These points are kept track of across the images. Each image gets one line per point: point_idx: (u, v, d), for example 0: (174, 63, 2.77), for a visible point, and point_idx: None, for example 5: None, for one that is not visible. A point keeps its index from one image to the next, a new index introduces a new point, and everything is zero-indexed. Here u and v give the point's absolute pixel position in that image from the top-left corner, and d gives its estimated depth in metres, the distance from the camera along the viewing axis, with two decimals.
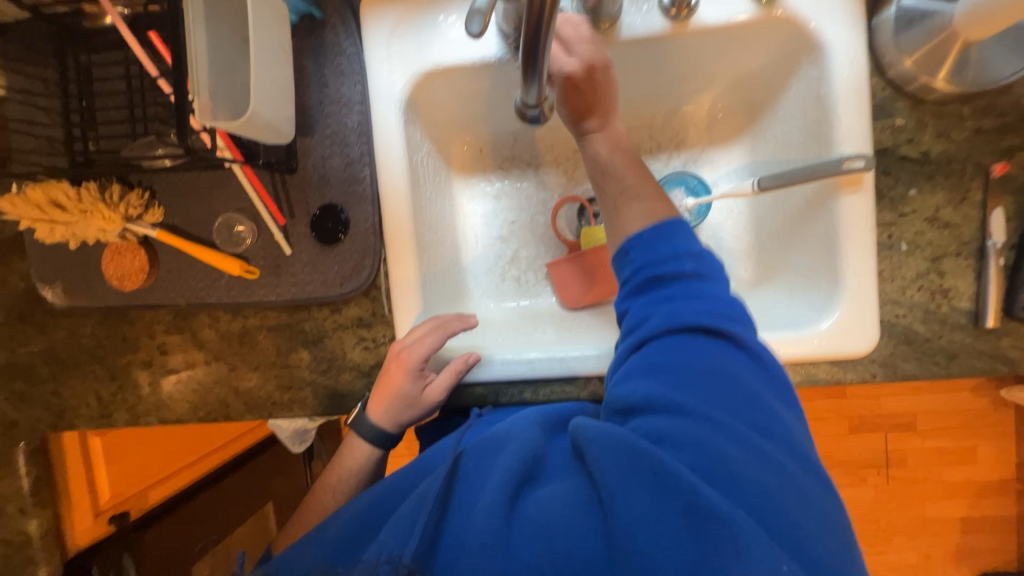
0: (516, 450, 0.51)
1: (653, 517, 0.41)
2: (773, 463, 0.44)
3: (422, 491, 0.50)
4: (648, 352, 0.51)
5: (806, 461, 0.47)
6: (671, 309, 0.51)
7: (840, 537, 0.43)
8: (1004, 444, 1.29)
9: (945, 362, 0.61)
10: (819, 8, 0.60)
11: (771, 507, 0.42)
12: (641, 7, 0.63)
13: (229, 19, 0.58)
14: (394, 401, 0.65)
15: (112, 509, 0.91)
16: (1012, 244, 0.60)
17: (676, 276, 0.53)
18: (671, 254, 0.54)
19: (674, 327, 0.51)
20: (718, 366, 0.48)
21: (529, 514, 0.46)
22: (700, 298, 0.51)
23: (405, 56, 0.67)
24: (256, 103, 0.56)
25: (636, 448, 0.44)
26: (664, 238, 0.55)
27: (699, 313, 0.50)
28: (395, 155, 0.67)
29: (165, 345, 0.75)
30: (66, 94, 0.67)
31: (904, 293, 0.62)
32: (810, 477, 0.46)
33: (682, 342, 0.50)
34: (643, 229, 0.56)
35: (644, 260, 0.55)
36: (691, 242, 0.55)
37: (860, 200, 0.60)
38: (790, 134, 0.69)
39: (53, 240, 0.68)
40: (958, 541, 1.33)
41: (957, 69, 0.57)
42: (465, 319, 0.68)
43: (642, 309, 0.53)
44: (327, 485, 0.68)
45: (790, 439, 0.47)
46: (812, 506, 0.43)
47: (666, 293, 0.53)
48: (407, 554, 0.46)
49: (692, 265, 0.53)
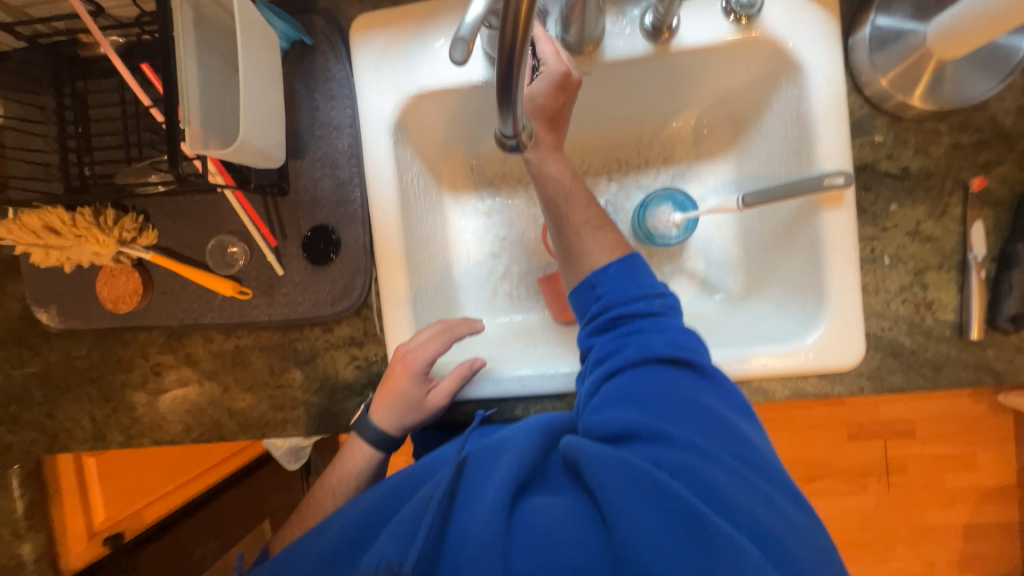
0: (517, 455, 0.52)
1: (659, 536, 0.41)
2: (753, 485, 0.46)
3: (424, 495, 0.50)
4: (623, 382, 0.53)
5: (782, 483, 0.49)
6: (643, 339, 0.54)
7: (827, 558, 0.44)
8: (1003, 450, 1.29)
9: (931, 374, 0.62)
10: (796, 28, 0.62)
11: (753, 521, 0.43)
12: (623, 29, 0.65)
13: (219, 49, 0.59)
14: (398, 405, 0.65)
15: (107, 530, 0.94)
16: (993, 257, 0.61)
17: (643, 312, 0.56)
18: (635, 290, 0.57)
19: (646, 357, 0.53)
20: (690, 393, 0.51)
21: (531, 526, 0.46)
22: (667, 330, 0.55)
23: (393, 79, 0.68)
24: (245, 131, 0.57)
25: (634, 467, 0.45)
26: (629, 275, 0.58)
27: (670, 344, 0.53)
28: (385, 176, 0.68)
29: (159, 366, 0.75)
30: (61, 120, 0.68)
31: (889, 306, 0.62)
32: (789, 500, 0.48)
33: (651, 371, 0.52)
34: (608, 265, 0.59)
35: (611, 296, 0.58)
36: (653, 280, 0.59)
37: (841, 216, 0.61)
38: (773, 149, 0.70)
39: (48, 264, 0.69)
40: (962, 549, 1.32)
41: (933, 86, 0.58)
42: (472, 323, 0.70)
43: (612, 342, 0.56)
44: (326, 487, 0.67)
45: (764, 463, 0.49)
46: (790, 520, 0.45)
47: (634, 326, 0.56)
48: (408, 563, 0.45)
49: (658, 303, 0.57)
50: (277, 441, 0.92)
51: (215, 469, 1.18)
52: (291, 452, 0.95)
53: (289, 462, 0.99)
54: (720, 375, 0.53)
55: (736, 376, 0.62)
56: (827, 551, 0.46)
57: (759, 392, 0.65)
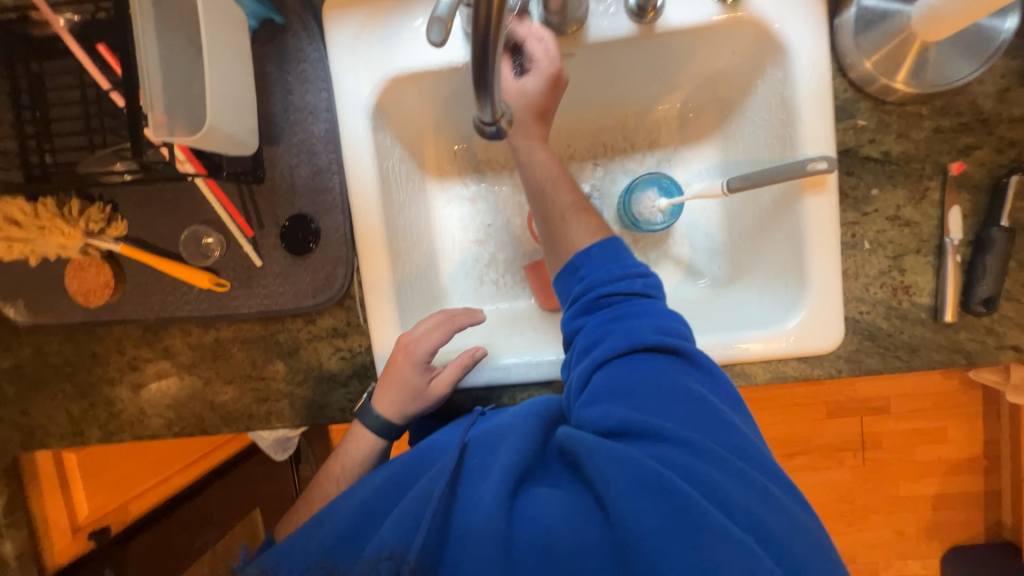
0: (518, 441, 0.53)
1: (663, 531, 0.42)
2: (746, 476, 0.47)
3: (423, 490, 0.50)
4: (615, 372, 0.53)
5: (770, 471, 0.50)
6: (631, 327, 0.54)
7: (817, 543, 0.45)
8: (972, 424, 1.34)
9: (907, 356, 0.63)
10: (783, 9, 0.60)
11: (739, 504, 0.44)
12: (608, 9, 0.63)
13: (182, 28, 0.56)
14: (399, 392, 0.65)
15: (92, 525, 0.92)
16: (969, 241, 0.62)
17: (625, 295, 0.58)
18: (620, 274, 0.58)
19: (635, 344, 0.53)
20: (679, 379, 0.51)
21: (530, 518, 0.47)
22: (653, 316, 0.55)
23: (370, 61, 0.65)
24: (214, 116, 0.54)
25: (635, 460, 0.46)
26: (612, 256, 0.60)
27: (656, 329, 0.54)
28: (364, 162, 0.66)
29: (136, 360, 0.73)
30: (17, 104, 0.64)
31: (868, 290, 0.63)
32: (777, 487, 0.49)
33: (639, 359, 0.53)
34: (591, 246, 0.61)
35: (595, 278, 0.59)
36: (635, 262, 0.60)
37: (824, 201, 0.61)
38: (757, 134, 0.70)
39: (11, 257, 0.66)
40: (931, 517, 1.39)
41: (915, 71, 0.58)
42: (473, 313, 0.70)
43: (597, 329, 0.56)
44: (330, 474, 0.67)
45: (754, 451, 0.50)
46: (777, 505, 0.46)
47: (619, 311, 0.56)
48: (411, 552, 0.46)
49: (641, 284, 0.58)
50: (264, 433, 0.91)
51: (202, 460, 1.17)
52: (278, 444, 0.95)
53: (277, 453, 1.00)
54: (709, 363, 0.54)
55: (719, 360, 0.63)
56: (818, 538, 0.46)
57: (741, 376, 0.66)
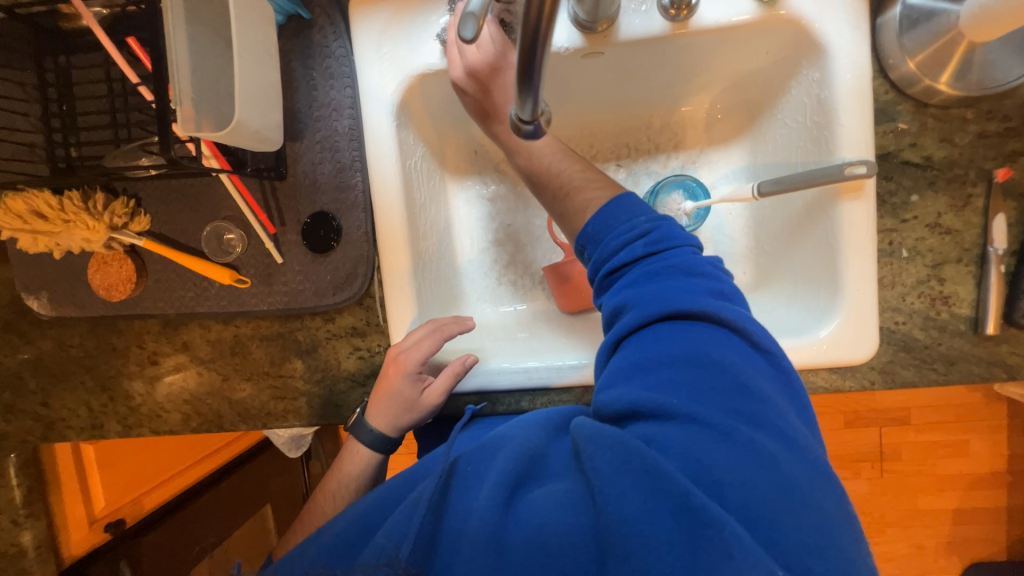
0: (514, 451, 0.51)
1: (642, 516, 0.41)
2: (756, 452, 0.42)
3: (417, 494, 0.49)
4: (628, 349, 0.49)
5: (800, 451, 0.44)
6: (643, 298, 0.49)
7: (836, 529, 0.41)
8: (997, 437, 1.30)
9: (944, 369, 0.61)
10: (822, 8, 0.58)
11: (755, 504, 0.40)
12: (640, 6, 0.61)
13: (212, 23, 0.56)
14: (392, 405, 0.64)
15: (108, 516, 0.94)
16: (1013, 251, 0.59)
17: (633, 261, 0.52)
18: (624, 242, 0.53)
19: (645, 315, 0.48)
20: (700, 350, 0.46)
21: (527, 519, 0.45)
22: (665, 279, 0.49)
23: (396, 58, 0.65)
24: (242, 112, 0.54)
25: (624, 445, 0.44)
26: (614, 223, 0.54)
27: (667, 298, 0.48)
28: (388, 160, 0.65)
29: (155, 354, 0.73)
30: (45, 98, 0.65)
31: (905, 300, 0.61)
32: (801, 466, 0.43)
33: (654, 333, 0.48)
34: (590, 220, 0.56)
35: (600, 254, 0.54)
36: (646, 220, 0.53)
37: (861, 206, 0.59)
38: (790, 137, 0.68)
39: (36, 250, 0.66)
40: (951, 533, 1.35)
41: (961, 72, 0.55)
42: (463, 321, 0.67)
43: (610, 303, 0.52)
44: (326, 492, 0.67)
45: (781, 423, 0.44)
46: (803, 499, 0.41)
47: (629, 279, 0.51)
48: (403, 554, 0.46)
49: (644, 246, 0.52)
50: (278, 430, 0.91)
51: (219, 453, 1.17)
52: (292, 441, 0.95)
53: (291, 450, 1.00)
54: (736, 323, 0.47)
55: None
56: (841, 525, 0.42)
57: None
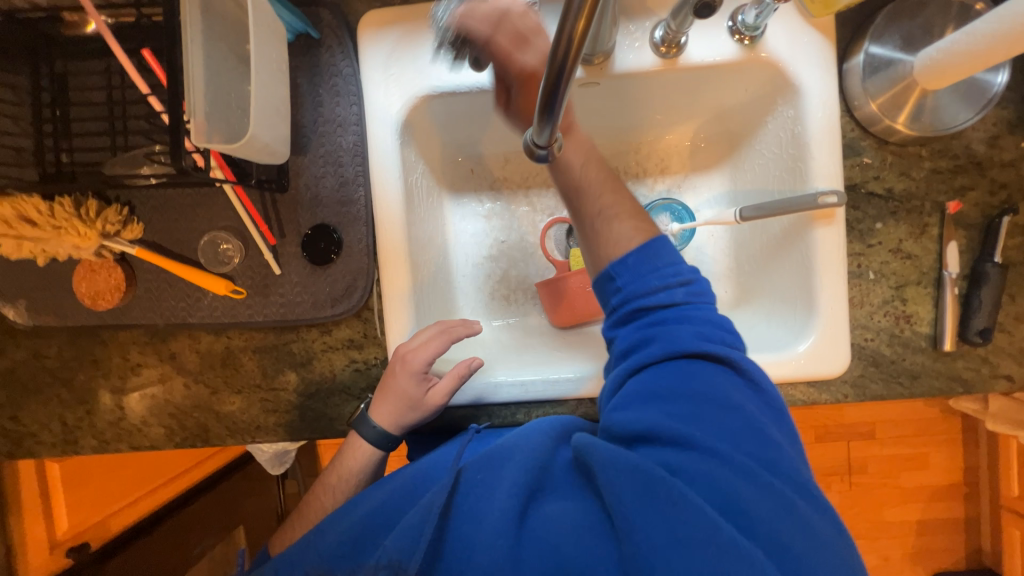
0: (523, 461, 0.52)
1: (670, 547, 0.42)
2: (776, 492, 0.45)
3: (428, 500, 0.50)
4: (653, 376, 0.51)
5: (806, 487, 0.48)
6: (668, 334, 0.52)
7: (842, 563, 0.44)
8: (953, 450, 1.38)
9: (908, 382, 0.66)
10: (794, 52, 0.65)
11: (778, 542, 0.43)
12: (634, 43, 0.66)
13: (224, 39, 0.57)
14: (396, 403, 0.64)
15: (72, 539, 0.89)
16: (964, 275, 0.65)
17: (668, 305, 0.53)
18: (661, 285, 0.54)
19: (673, 351, 0.51)
20: (721, 390, 0.49)
21: (541, 536, 0.47)
22: (696, 322, 0.52)
23: (403, 79, 0.67)
24: (255, 126, 0.55)
25: (646, 473, 0.45)
26: (650, 261, 0.55)
27: (698, 339, 0.51)
28: (392, 176, 0.67)
29: (139, 366, 0.71)
30: (38, 103, 0.64)
31: (872, 318, 0.66)
32: (810, 505, 0.47)
33: (676, 368, 0.51)
34: (626, 254, 0.55)
35: (633, 286, 0.54)
36: (675, 266, 0.55)
37: (833, 232, 0.64)
38: (767, 167, 0.73)
39: (18, 257, 0.64)
40: (915, 543, 1.42)
41: (915, 115, 0.62)
42: (471, 324, 0.68)
43: (633, 336, 0.54)
44: (327, 485, 0.67)
45: (790, 465, 0.48)
46: (817, 537, 0.44)
47: (656, 318, 0.53)
48: (412, 564, 0.47)
49: (681, 291, 0.54)
50: (263, 445, 0.89)
51: (193, 470, 1.13)
52: (275, 456, 0.93)
53: (273, 467, 0.98)
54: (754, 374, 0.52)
55: None
56: (844, 553, 0.46)
57: None
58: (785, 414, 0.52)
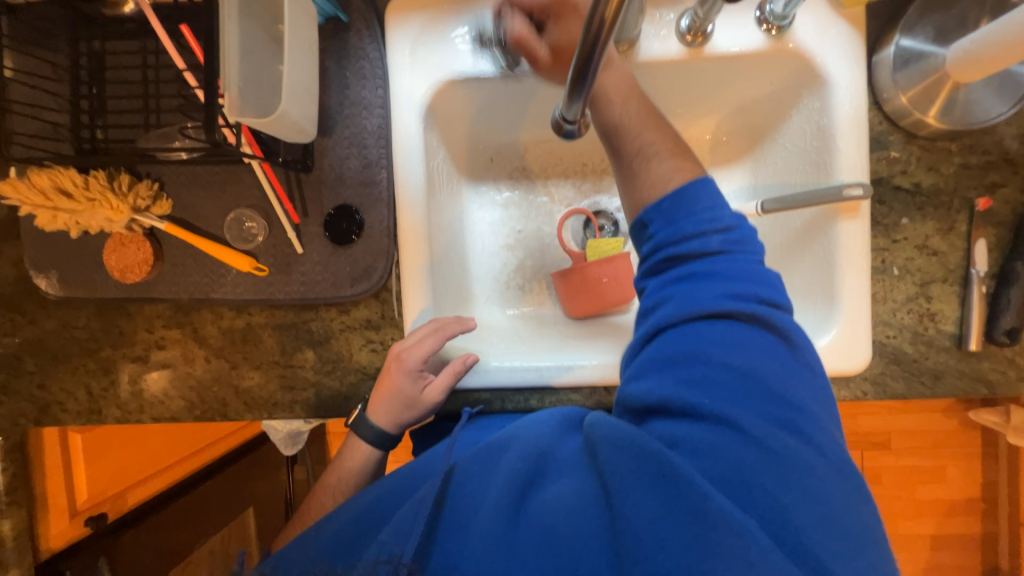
0: (522, 450, 0.53)
1: (662, 521, 0.42)
2: (787, 458, 0.43)
3: (422, 492, 0.51)
4: (672, 341, 0.49)
5: (830, 453, 0.45)
6: (692, 294, 0.49)
7: (856, 531, 0.42)
8: (973, 464, 1.35)
9: (931, 382, 0.65)
10: (823, 42, 0.64)
11: (779, 514, 0.41)
12: (659, 31, 0.66)
13: (257, 18, 0.58)
14: (393, 402, 0.65)
15: (90, 510, 0.90)
16: (993, 274, 0.64)
17: (698, 256, 0.50)
18: (695, 231, 0.51)
19: (694, 312, 0.49)
20: (743, 352, 0.47)
21: (538, 521, 0.47)
22: (724, 278, 0.49)
23: (428, 63, 0.68)
24: (286, 102, 0.57)
25: (640, 447, 0.45)
26: (684, 207, 0.52)
27: (722, 296, 0.48)
28: (415, 159, 0.68)
29: (163, 340, 0.73)
30: (76, 80, 0.66)
31: (895, 315, 0.65)
32: (825, 466, 0.44)
33: (697, 330, 0.48)
34: (663, 199, 0.53)
35: (664, 233, 0.52)
36: (711, 211, 0.51)
37: (856, 226, 0.64)
38: (791, 160, 0.72)
39: (53, 228, 0.66)
40: (928, 558, 1.38)
41: (947, 108, 0.61)
42: (465, 321, 0.67)
43: (660, 292, 0.52)
44: (327, 486, 0.68)
45: (813, 429, 0.46)
46: (830, 508, 0.42)
47: (686, 272, 0.50)
48: (408, 554, 0.47)
49: (717, 240, 0.50)
50: (277, 424, 0.91)
51: (202, 452, 1.16)
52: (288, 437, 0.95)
53: (286, 447, 1.00)
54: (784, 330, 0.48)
55: None
56: (863, 518, 0.44)
57: None
58: (815, 375, 0.49)
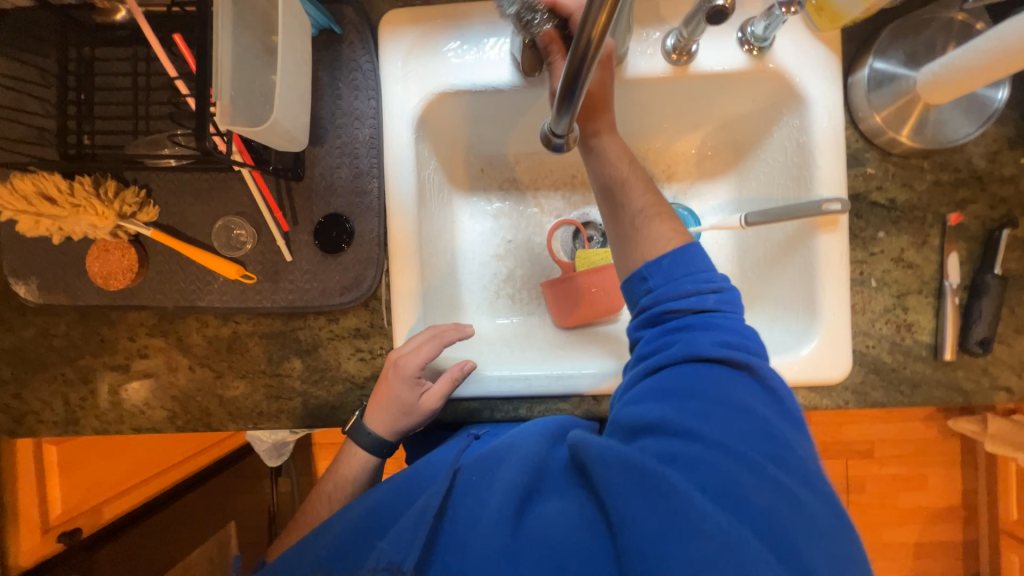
0: (519, 462, 0.53)
1: (662, 533, 0.42)
2: (783, 487, 0.44)
3: (423, 502, 0.50)
4: (669, 379, 0.51)
5: (817, 486, 0.47)
6: (690, 340, 0.52)
7: (845, 558, 0.43)
8: (952, 472, 1.37)
9: (909, 391, 0.67)
10: (802, 63, 0.67)
11: (777, 533, 0.42)
12: (646, 50, 0.68)
13: (251, 28, 0.59)
14: (390, 409, 0.64)
15: (63, 525, 0.87)
16: (965, 286, 0.66)
17: (694, 312, 0.54)
18: (694, 288, 0.54)
19: (692, 356, 0.52)
20: (736, 394, 0.50)
21: (536, 535, 0.47)
22: (718, 329, 0.53)
23: (420, 75, 0.69)
24: (278, 111, 0.57)
25: (635, 465, 0.45)
26: (685, 265, 0.55)
27: (716, 343, 0.52)
28: (406, 170, 0.69)
29: (146, 348, 0.72)
30: (63, 86, 0.66)
31: (874, 325, 0.67)
32: (813, 495, 0.46)
33: (694, 371, 0.51)
34: (662, 257, 0.56)
35: (664, 289, 0.55)
36: (709, 272, 0.56)
37: (835, 239, 0.66)
38: (773, 175, 0.75)
39: (35, 234, 0.65)
40: (912, 566, 1.40)
41: (918, 127, 0.64)
42: (462, 328, 0.68)
43: (659, 339, 0.54)
44: (321, 493, 0.67)
45: (800, 464, 0.48)
46: (823, 536, 0.43)
47: (683, 322, 0.54)
48: (408, 563, 0.46)
49: (712, 297, 0.54)
50: (262, 435, 0.89)
51: (184, 463, 1.13)
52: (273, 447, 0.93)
53: (270, 458, 0.98)
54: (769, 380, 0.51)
55: None
56: (850, 545, 0.45)
57: None
58: (801, 421, 0.52)
